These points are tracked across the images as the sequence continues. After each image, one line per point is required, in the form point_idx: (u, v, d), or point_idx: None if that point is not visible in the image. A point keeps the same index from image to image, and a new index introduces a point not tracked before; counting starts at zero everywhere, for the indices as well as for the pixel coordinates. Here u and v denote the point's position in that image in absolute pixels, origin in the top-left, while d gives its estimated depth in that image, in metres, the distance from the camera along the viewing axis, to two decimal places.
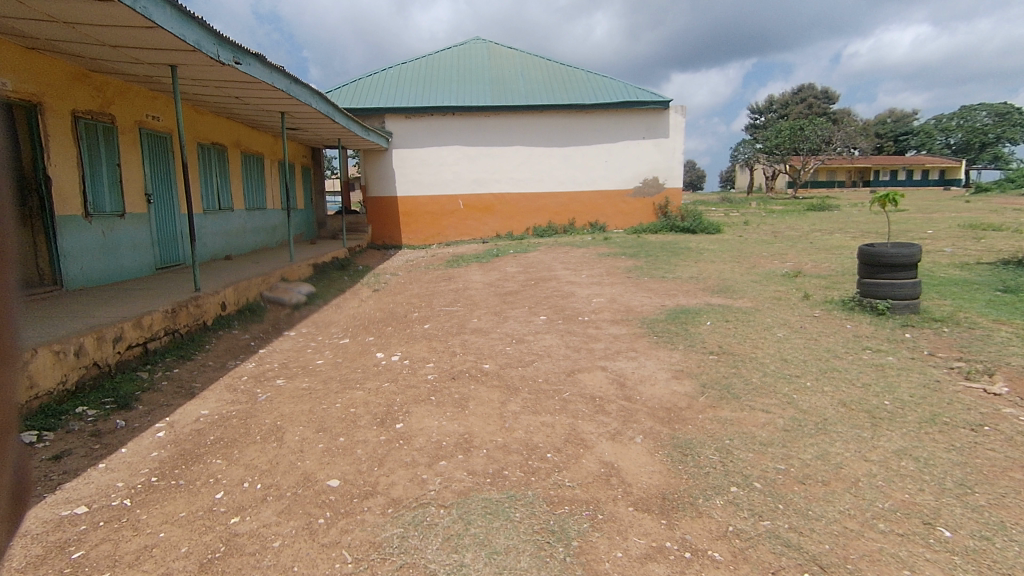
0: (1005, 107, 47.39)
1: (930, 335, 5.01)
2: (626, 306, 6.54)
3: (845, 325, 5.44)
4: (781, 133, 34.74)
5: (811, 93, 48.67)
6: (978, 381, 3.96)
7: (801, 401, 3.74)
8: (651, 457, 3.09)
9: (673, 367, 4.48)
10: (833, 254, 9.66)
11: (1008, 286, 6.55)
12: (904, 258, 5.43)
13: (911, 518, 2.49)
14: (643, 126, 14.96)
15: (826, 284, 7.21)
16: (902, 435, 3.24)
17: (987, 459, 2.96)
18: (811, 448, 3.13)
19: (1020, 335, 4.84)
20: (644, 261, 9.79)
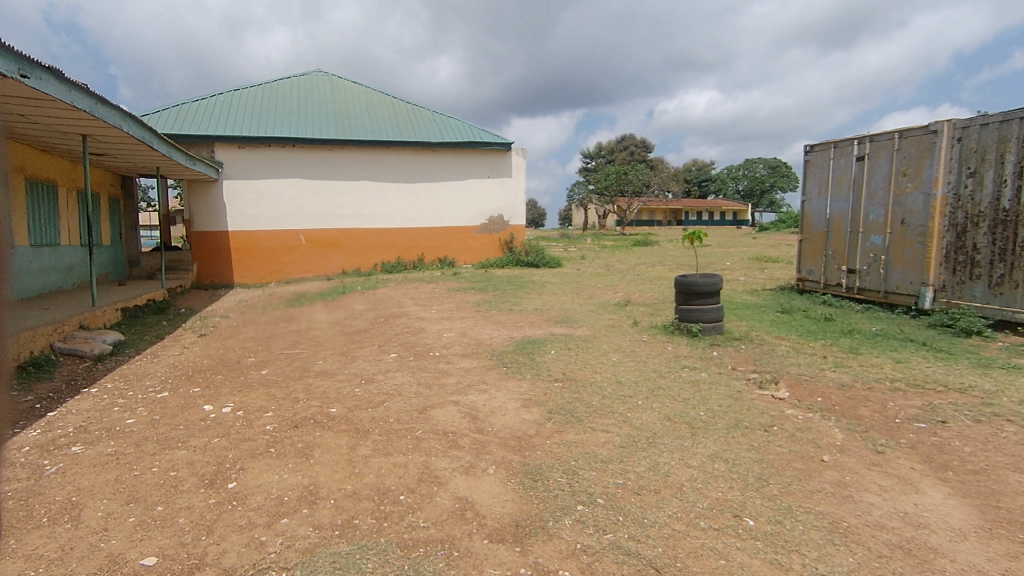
0: (776, 162, 59.85)
1: (732, 351, 5.86)
2: (476, 340, 6.68)
3: (667, 347, 6.14)
4: (609, 177, 38.68)
5: (631, 142, 55.01)
6: (768, 389, 4.70)
7: (633, 418, 4.12)
8: (503, 487, 3.15)
9: (521, 396, 4.64)
10: (654, 284, 10.89)
11: (785, 308, 7.96)
12: (709, 287, 6.28)
13: (724, 513, 2.85)
14: (487, 165, 15.67)
15: (650, 311, 8.11)
16: (715, 441, 3.71)
17: (777, 454, 3.51)
18: (643, 460, 3.44)
19: (795, 348, 5.88)
20: (492, 294, 10.13)
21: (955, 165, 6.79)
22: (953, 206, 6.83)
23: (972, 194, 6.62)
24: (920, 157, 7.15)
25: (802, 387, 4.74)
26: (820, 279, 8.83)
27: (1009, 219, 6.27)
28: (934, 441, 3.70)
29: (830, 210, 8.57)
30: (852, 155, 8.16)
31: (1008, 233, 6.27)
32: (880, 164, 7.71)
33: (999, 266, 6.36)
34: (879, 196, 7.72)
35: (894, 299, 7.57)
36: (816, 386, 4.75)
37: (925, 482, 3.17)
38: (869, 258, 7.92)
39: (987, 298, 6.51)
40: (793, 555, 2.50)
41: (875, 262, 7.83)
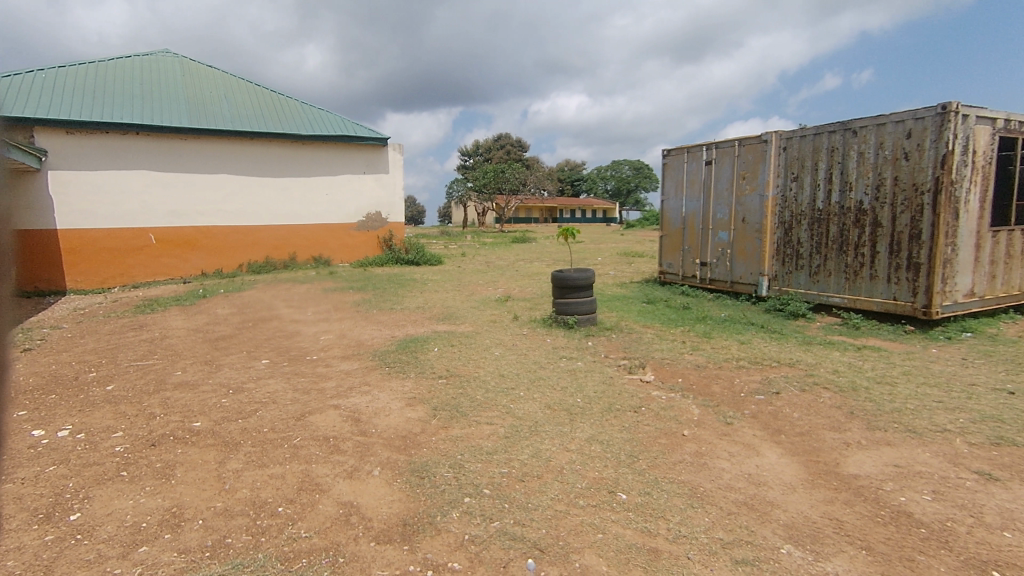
0: (639, 164, 64.44)
1: (604, 341, 6.28)
2: (356, 341, 6.47)
3: (546, 339, 6.42)
4: (487, 175, 39.22)
5: (508, 141, 56.20)
6: (636, 373, 5.12)
7: (516, 409, 4.27)
8: (390, 487, 3.12)
9: (405, 395, 4.60)
10: (532, 279, 11.28)
11: (649, 298, 8.68)
12: (582, 281, 6.66)
13: (600, 490, 3.07)
14: (362, 161, 15.18)
15: (530, 306, 8.40)
16: (591, 424, 3.97)
17: (645, 432, 3.85)
18: (526, 448, 3.59)
19: (659, 335, 6.44)
20: (372, 293, 9.85)
21: (782, 170, 7.83)
22: (782, 206, 7.88)
23: (795, 196, 7.68)
24: (755, 163, 8.16)
25: (665, 370, 5.22)
26: (679, 271, 9.73)
27: (822, 217, 7.37)
28: (771, 410, 4.27)
29: (685, 209, 9.47)
30: (701, 160, 9.08)
31: (822, 229, 7.37)
32: (724, 169, 8.66)
33: (816, 257, 7.46)
34: (724, 197, 8.68)
35: (738, 288, 8.56)
36: (676, 368, 5.26)
37: (764, 446, 3.66)
38: (718, 252, 8.87)
39: (808, 285, 7.60)
40: (659, 522, 2.77)
41: (722, 256, 8.80)
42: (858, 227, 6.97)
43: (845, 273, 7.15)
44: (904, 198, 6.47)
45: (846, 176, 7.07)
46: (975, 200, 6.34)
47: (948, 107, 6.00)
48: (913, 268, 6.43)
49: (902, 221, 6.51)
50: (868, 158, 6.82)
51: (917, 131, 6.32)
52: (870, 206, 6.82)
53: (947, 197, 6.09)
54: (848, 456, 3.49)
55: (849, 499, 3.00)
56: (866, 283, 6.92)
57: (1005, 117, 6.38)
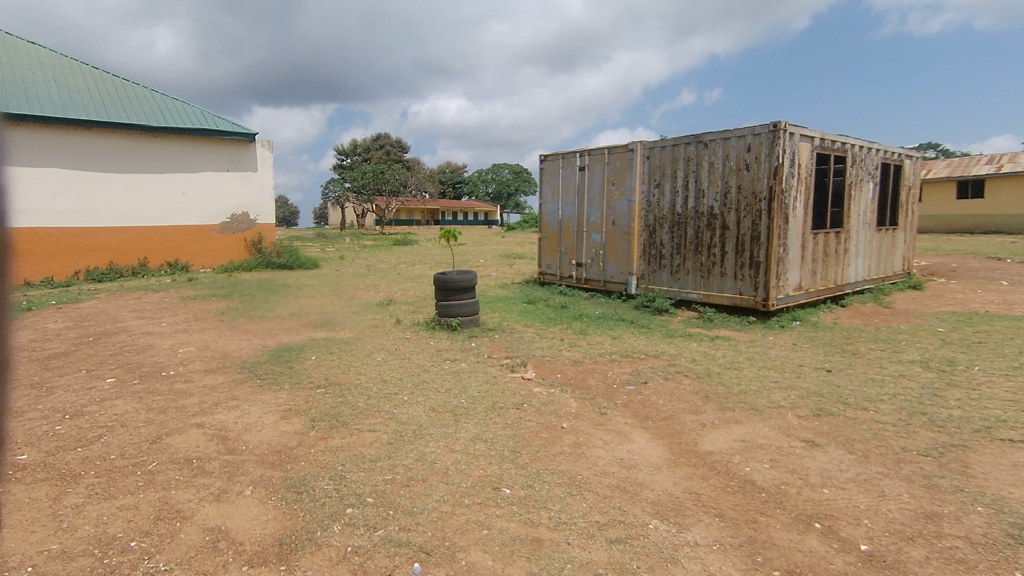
0: (518, 168, 66.19)
1: (487, 341, 6.39)
2: (222, 353, 5.96)
3: (429, 342, 6.39)
4: (366, 176, 37.98)
5: (387, 142, 54.85)
6: (518, 371, 5.28)
7: (400, 414, 4.21)
8: (264, 506, 2.93)
9: (279, 408, 4.33)
10: (414, 282, 11.14)
11: (530, 298, 8.97)
12: (465, 283, 6.71)
13: (485, 488, 3.14)
14: (226, 157, 14.00)
15: (412, 309, 8.29)
16: (475, 424, 4.03)
17: (527, 428, 3.99)
18: (411, 453, 3.55)
19: (539, 334, 6.69)
20: (239, 301, 9.12)
21: (647, 177, 8.49)
22: (646, 210, 8.55)
23: (658, 201, 8.37)
24: (623, 169, 8.77)
25: (544, 367, 5.43)
26: (556, 271, 10.16)
27: (680, 220, 8.11)
28: (639, 398, 4.63)
29: (561, 212, 9.91)
30: (575, 166, 9.56)
31: (681, 231, 8.11)
32: (596, 174, 9.20)
33: (677, 257, 8.20)
34: (597, 201, 9.22)
35: (610, 286, 9.13)
36: (555, 365, 5.50)
37: (635, 432, 3.96)
38: (592, 253, 9.41)
39: (670, 282, 8.33)
40: (541, 512, 2.89)
41: (596, 256, 9.34)
42: (709, 229, 7.77)
43: (701, 271, 7.93)
44: (747, 204, 7.32)
45: (699, 184, 7.85)
46: (800, 207, 7.37)
47: (779, 126, 6.90)
48: (754, 266, 7.31)
49: (745, 224, 7.37)
50: (717, 167, 7.63)
51: (755, 146, 7.19)
52: (720, 211, 7.63)
53: (779, 204, 7.00)
54: (705, 435, 3.88)
55: (705, 473, 3.35)
56: (718, 279, 7.74)
57: (821, 136, 7.48)
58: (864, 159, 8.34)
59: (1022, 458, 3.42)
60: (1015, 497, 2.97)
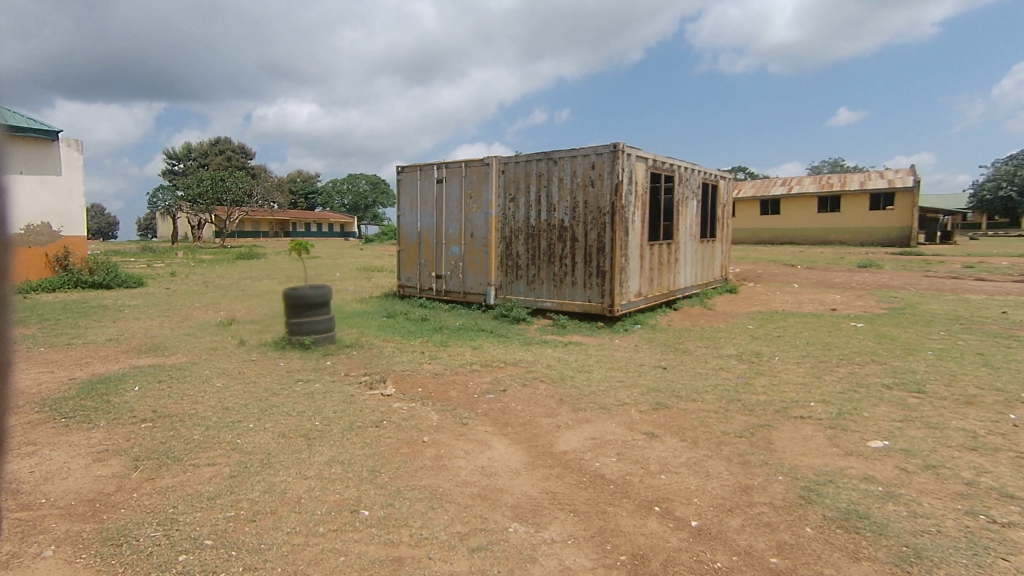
0: (375, 179, 64.57)
1: (344, 358, 6.11)
2: (13, 390, 4.98)
3: (278, 363, 5.94)
4: (202, 183, 34.38)
5: (227, 146, 50.28)
6: (377, 388, 5.12)
7: (244, 444, 3.85)
8: (71, 567, 2.50)
9: (92, 449, 3.73)
10: (261, 299, 10.30)
11: (389, 312, 8.76)
12: (318, 298, 6.37)
13: (341, 512, 2.99)
14: (18, 158, 11.80)
15: (259, 328, 7.66)
16: (331, 447, 3.83)
17: (387, 445, 3.88)
18: (257, 485, 3.27)
19: (399, 348, 6.56)
20: (37, 327, 7.71)
21: (502, 191, 8.78)
22: (502, 223, 8.83)
23: (513, 214, 8.70)
24: (479, 183, 8.97)
25: (404, 381, 5.34)
26: (416, 284, 10.07)
27: (534, 233, 8.50)
28: (499, 406, 4.75)
29: (420, 224, 9.85)
30: (432, 178, 9.57)
31: (535, 243, 8.50)
32: (453, 187, 9.30)
33: (532, 268, 8.57)
34: (454, 213, 9.32)
35: (470, 298, 9.27)
36: (416, 379, 5.43)
37: (494, 439, 4.06)
38: (451, 265, 9.47)
39: (526, 292, 8.68)
40: (401, 530, 2.83)
41: (455, 269, 9.43)
42: (561, 241, 8.24)
43: (554, 281, 8.37)
44: (593, 218, 7.90)
45: (550, 198, 8.31)
46: (638, 221, 8.13)
47: (618, 147, 7.57)
48: (600, 275, 7.90)
49: (592, 236, 7.94)
50: (566, 183, 8.13)
51: (598, 164, 7.79)
52: (569, 224, 8.13)
53: (620, 218, 7.65)
54: (559, 436, 4.10)
55: (560, 472, 3.53)
56: (569, 288, 8.23)
57: (652, 158, 8.34)
58: (688, 179, 9.45)
59: (810, 431, 4.10)
60: (805, 465, 3.55)
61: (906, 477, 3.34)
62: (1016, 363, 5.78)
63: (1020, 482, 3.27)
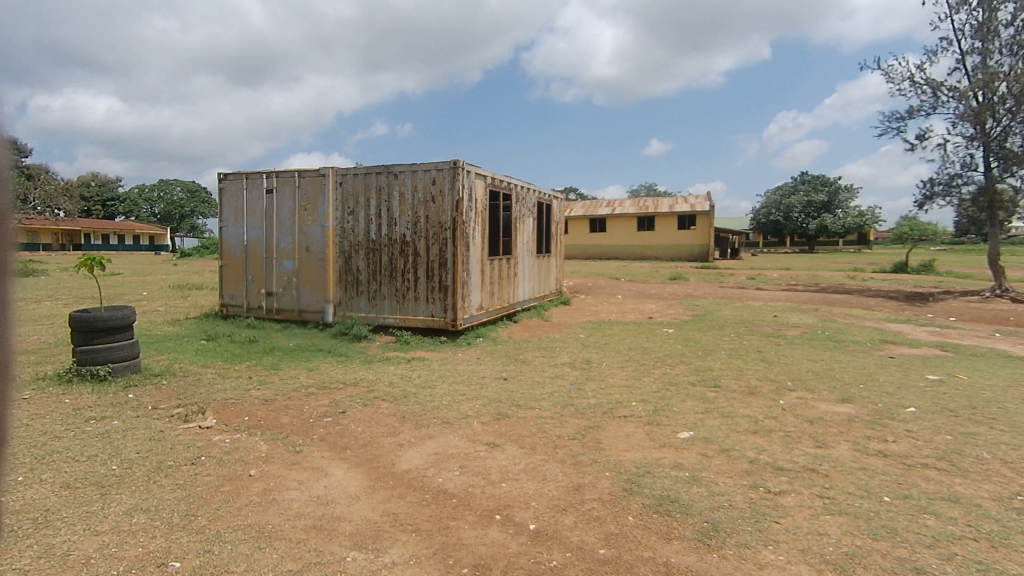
0: (193, 186, 57.91)
1: (151, 390, 5.33)
2: None
3: (62, 400, 4.98)
4: None
5: None
6: (193, 421, 4.54)
7: (10, 502, 3.15)
8: None
9: None
10: (38, 324, 8.56)
11: (209, 334, 7.85)
12: (117, 321, 5.49)
13: (144, 568, 2.59)
14: None
15: (34, 359, 6.35)
16: (132, 493, 3.31)
17: (205, 484, 3.46)
18: (28, 550, 2.69)
19: (222, 375, 5.91)
20: None
21: (339, 204, 8.42)
22: (341, 237, 8.47)
23: (352, 228, 8.39)
24: (314, 195, 8.51)
25: (228, 411, 4.81)
26: (243, 302, 9.18)
27: (375, 247, 8.28)
28: (337, 429, 4.50)
29: (246, 236, 9.03)
30: (261, 188, 8.85)
31: (375, 258, 8.28)
32: (285, 198, 8.69)
33: (373, 283, 8.33)
34: (287, 225, 8.70)
35: (305, 316, 8.70)
36: (242, 407, 4.93)
37: (332, 465, 3.83)
38: (283, 281, 8.81)
39: (367, 308, 8.40)
40: None
41: (288, 285, 8.79)
42: (403, 256, 8.14)
43: (396, 296, 8.23)
44: (434, 233, 7.94)
45: (391, 213, 8.17)
46: (478, 236, 8.35)
47: (457, 164, 7.72)
48: (443, 290, 7.95)
49: (434, 251, 7.97)
50: (406, 198, 8.07)
51: (439, 180, 7.87)
52: (410, 239, 8.08)
53: (461, 233, 7.79)
54: (401, 455, 4.01)
55: (402, 492, 3.45)
56: (412, 303, 8.15)
57: (491, 176, 8.66)
58: (524, 198, 9.97)
59: (631, 428, 4.54)
60: (628, 459, 3.92)
61: (707, 462, 3.86)
62: (784, 357, 7.04)
63: (787, 455, 3.97)
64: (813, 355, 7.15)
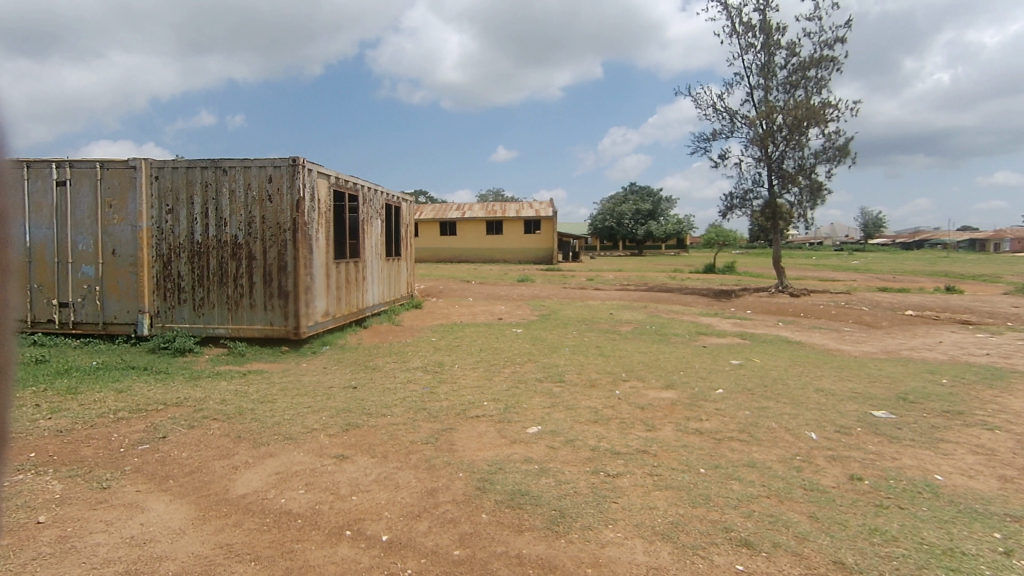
0: None
1: None
2: None
3: None
4: None
5: None
6: None
7: None
8: None
9: None
10: None
11: None
12: None
13: None
14: None
15: None
16: None
17: None
18: None
19: None
20: None
21: (155, 201, 7.41)
22: (157, 238, 7.45)
23: (171, 228, 7.43)
24: (122, 189, 7.37)
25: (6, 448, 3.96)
26: (24, 316, 7.63)
27: (201, 250, 7.43)
28: (156, 457, 3.95)
29: (30, 237, 7.52)
30: (49, 179, 7.44)
31: (201, 262, 7.43)
32: (82, 193, 7.40)
33: (198, 290, 7.46)
34: (85, 224, 7.42)
35: (112, 330, 7.50)
36: (25, 442, 4.08)
37: (149, 499, 3.35)
38: (82, 290, 7.50)
39: (192, 318, 7.50)
40: None
41: (88, 294, 7.50)
42: (235, 260, 7.42)
43: (227, 304, 7.47)
44: (271, 235, 7.36)
45: (220, 212, 7.40)
46: (322, 239, 7.90)
47: (297, 161, 7.24)
48: (283, 295, 7.39)
49: (272, 254, 7.38)
50: (238, 196, 7.37)
51: (275, 178, 7.31)
52: (244, 241, 7.39)
53: (302, 235, 7.31)
54: (236, 479, 3.64)
55: (238, 519, 3.13)
56: (246, 311, 7.46)
57: (334, 176, 8.25)
58: (371, 200, 9.67)
59: (483, 428, 4.64)
60: (481, 458, 3.99)
61: (553, 453, 4.08)
62: (618, 351, 7.71)
63: (622, 441, 4.35)
64: (642, 348, 7.93)
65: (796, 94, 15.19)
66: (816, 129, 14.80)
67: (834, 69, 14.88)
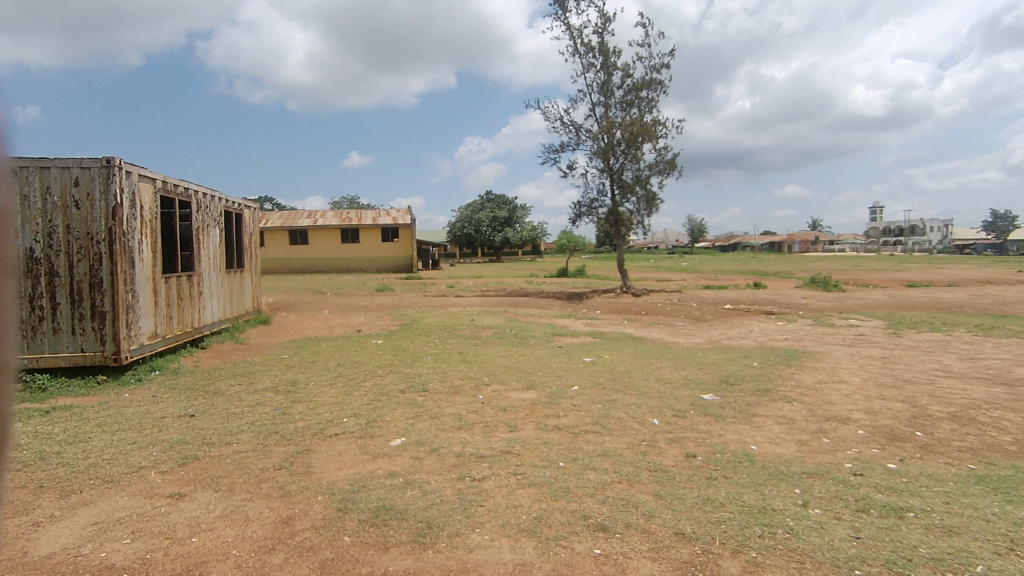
0: None
1: None
2: None
3: None
4: None
5: None
6: None
7: None
8: None
9: None
10: None
11: None
12: None
13: None
14: None
15: None
16: None
17: None
18: None
19: None
20: None
21: None
22: None
23: None
24: None
25: None
26: None
27: None
28: None
29: None
30: None
31: None
32: None
33: None
34: None
35: None
36: None
37: None
38: None
39: None
40: None
41: None
42: (30, 277, 6.25)
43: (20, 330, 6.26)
44: (80, 247, 6.33)
45: None
46: (146, 251, 6.97)
47: (112, 162, 6.32)
48: (97, 317, 6.39)
49: (80, 270, 6.34)
50: (32, 202, 6.23)
51: (84, 181, 6.30)
52: (42, 255, 6.26)
53: (121, 246, 6.39)
54: (39, 537, 3.06)
55: None
56: (48, 338, 6.32)
57: (161, 180, 7.34)
58: (207, 207, 8.76)
59: (344, 445, 4.43)
60: (341, 478, 3.80)
61: (418, 464, 4.02)
62: (480, 356, 7.85)
63: (486, 444, 4.43)
64: (503, 352, 8.16)
65: (632, 112, 16.73)
66: (648, 144, 16.41)
67: (661, 91, 16.66)
